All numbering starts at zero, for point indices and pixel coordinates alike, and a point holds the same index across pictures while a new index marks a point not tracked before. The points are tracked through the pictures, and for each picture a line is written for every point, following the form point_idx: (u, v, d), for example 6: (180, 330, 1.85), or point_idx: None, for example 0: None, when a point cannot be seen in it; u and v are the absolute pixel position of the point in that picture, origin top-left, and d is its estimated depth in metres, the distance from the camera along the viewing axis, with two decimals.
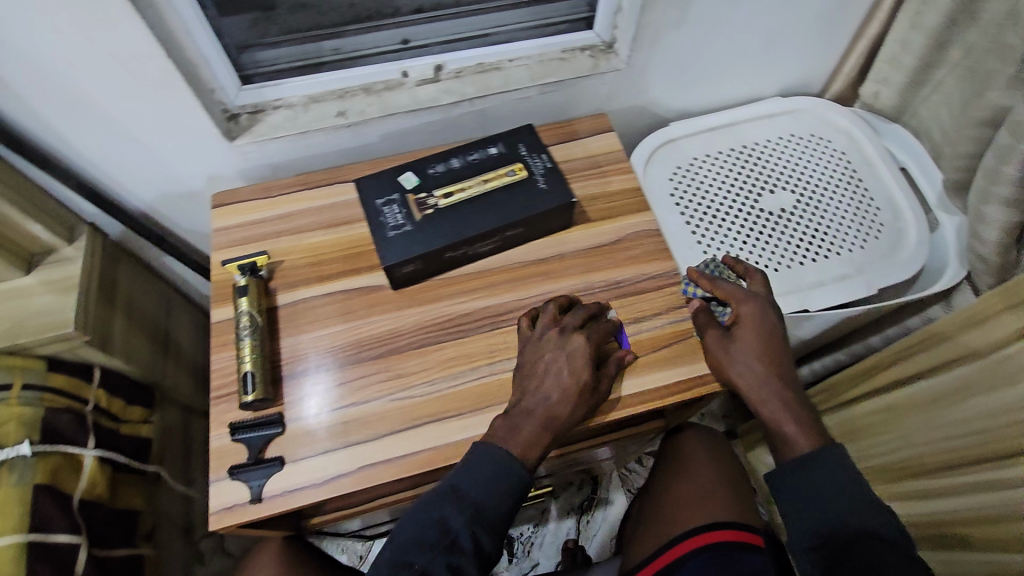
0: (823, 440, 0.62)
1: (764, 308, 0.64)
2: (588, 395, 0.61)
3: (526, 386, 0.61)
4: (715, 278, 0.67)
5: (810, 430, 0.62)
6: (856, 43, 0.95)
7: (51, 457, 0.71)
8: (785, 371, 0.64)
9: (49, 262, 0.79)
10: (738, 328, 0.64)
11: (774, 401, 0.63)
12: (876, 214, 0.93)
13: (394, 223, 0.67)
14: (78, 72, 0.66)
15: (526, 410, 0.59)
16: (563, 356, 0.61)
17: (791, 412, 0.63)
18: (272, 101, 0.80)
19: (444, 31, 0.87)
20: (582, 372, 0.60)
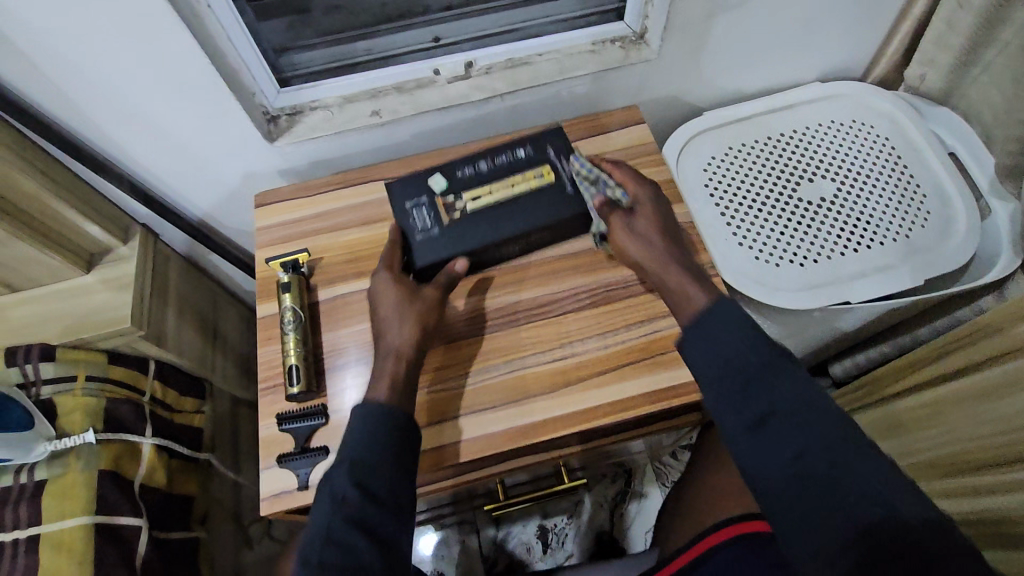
0: (717, 293, 0.60)
1: (643, 199, 0.68)
2: (426, 311, 0.63)
3: (381, 315, 0.63)
4: (616, 164, 0.71)
5: (705, 289, 0.61)
6: (900, 24, 0.92)
7: (113, 445, 0.77)
8: (681, 256, 0.64)
9: (107, 261, 0.83)
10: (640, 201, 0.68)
11: (673, 264, 0.63)
12: (922, 201, 0.90)
13: (423, 227, 0.69)
14: (127, 81, 0.69)
15: (382, 346, 0.62)
16: (382, 281, 0.65)
17: (680, 269, 0.63)
18: (309, 102, 0.81)
19: (474, 27, 0.87)
20: (398, 290, 0.64)
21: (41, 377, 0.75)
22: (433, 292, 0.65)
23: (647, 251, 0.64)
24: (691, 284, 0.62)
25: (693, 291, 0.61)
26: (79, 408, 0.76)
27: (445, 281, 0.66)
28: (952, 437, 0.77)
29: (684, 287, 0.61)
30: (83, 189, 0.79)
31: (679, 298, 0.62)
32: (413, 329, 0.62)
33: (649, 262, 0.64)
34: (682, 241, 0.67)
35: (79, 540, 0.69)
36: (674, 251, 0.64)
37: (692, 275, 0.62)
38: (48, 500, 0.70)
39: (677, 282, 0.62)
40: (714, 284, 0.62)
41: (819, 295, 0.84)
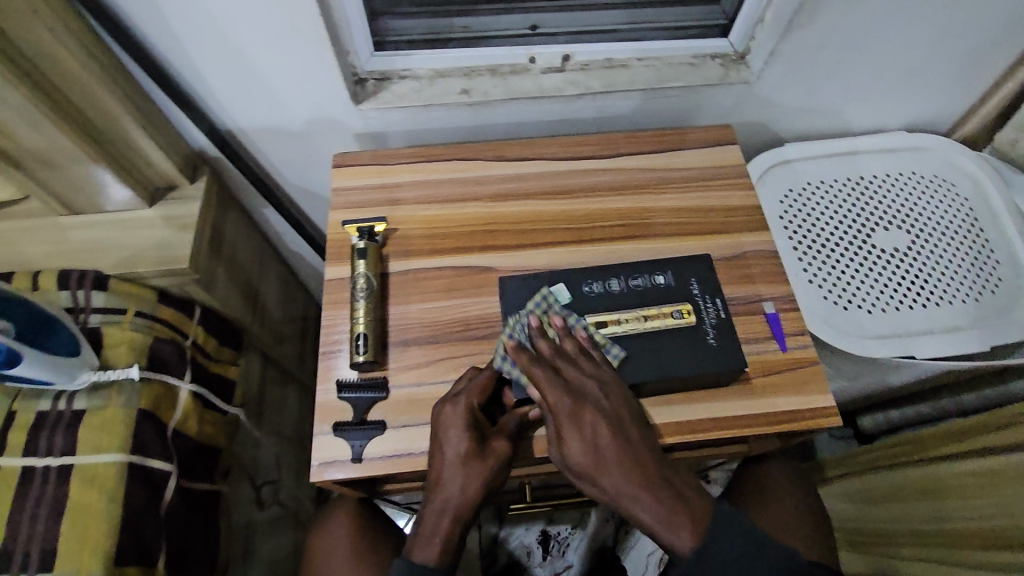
0: (696, 531, 0.54)
1: (600, 414, 0.56)
2: (493, 473, 0.57)
3: (441, 460, 0.56)
4: (548, 376, 0.57)
5: (682, 524, 0.54)
6: (1002, 84, 0.90)
7: (153, 385, 0.75)
8: (648, 473, 0.55)
9: (171, 197, 0.83)
10: (585, 411, 0.56)
11: (614, 473, 0.55)
12: (995, 267, 0.88)
13: (536, 345, 0.61)
14: (228, 22, 0.67)
15: (437, 500, 0.56)
16: (451, 424, 0.57)
17: (650, 502, 0.55)
18: (400, 70, 0.79)
19: (573, 21, 0.83)
20: (466, 441, 0.56)
21: (91, 305, 0.74)
22: (505, 447, 0.57)
23: (600, 479, 0.55)
24: (677, 528, 0.54)
25: (682, 537, 0.54)
26: (125, 342, 0.75)
27: (513, 429, 0.59)
28: (1000, 510, 0.75)
29: (670, 538, 0.54)
30: (161, 121, 0.78)
31: (662, 544, 0.56)
32: (476, 490, 0.56)
33: (607, 492, 0.56)
34: (631, 436, 0.56)
35: (112, 476, 0.68)
36: (630, 471, 0.55)
37: (673, 511, 0.55)
38: (86, 432, 0.69)
39: (649, 513, 0.55)
40: (700, 517, 0.55)
41: (884, 345, 0.82)
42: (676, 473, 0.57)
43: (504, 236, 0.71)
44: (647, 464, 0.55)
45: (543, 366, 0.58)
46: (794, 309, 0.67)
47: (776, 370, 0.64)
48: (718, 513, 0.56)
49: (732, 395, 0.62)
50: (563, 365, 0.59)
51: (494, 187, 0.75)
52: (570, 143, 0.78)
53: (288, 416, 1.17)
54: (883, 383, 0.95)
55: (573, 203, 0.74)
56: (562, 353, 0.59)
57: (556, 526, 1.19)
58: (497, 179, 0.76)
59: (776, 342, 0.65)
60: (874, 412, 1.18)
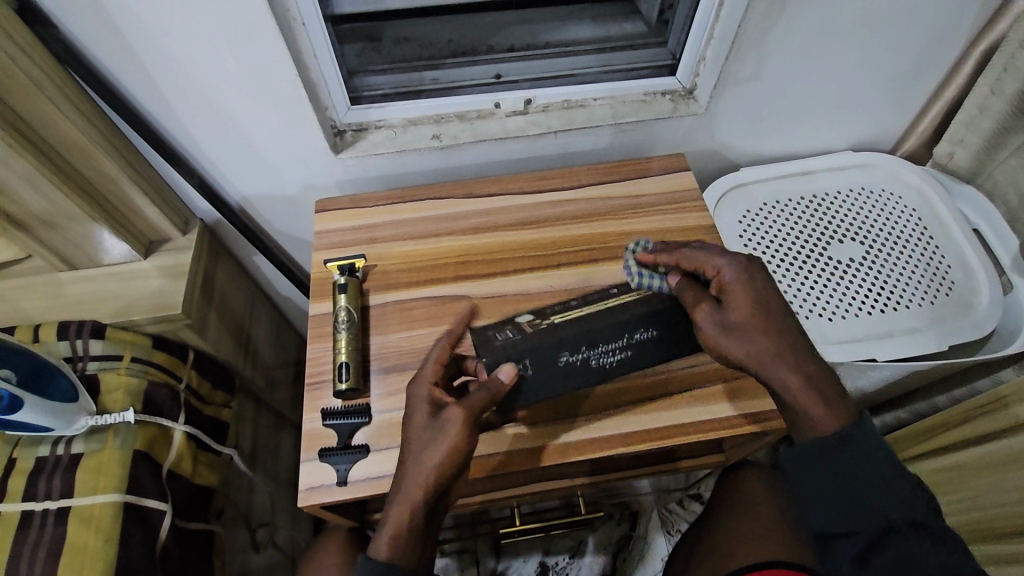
0: (845, 416, 0.58)
1: (758, 287, 0.60)
2: (451, 443, 0.56)
3: (406, 436, 0.58)
4: (683, 257, 0.63)
5: (830, 405, 0.58)
6: (932, 104, 0.98)
7: (149, 427, 0.79)
8: (802, 351, 0.59)
9: (166, 248, 0.88)
10: (751, 279, 0.60)
11: (740, 348, 0.58)
12: (947, 271, 0.93)
13: (498, 334, 0.63)
14: (213, 84, 0.73)
15: (399, 475, 0.57)
16: (413, 410, 0.59)
17: (798, 372, 0.58)
18: (375, 121, 0.86)
19: (534, 68, 0.89)
20: (425, 413, 0.58)
21: (88, 353, 0.78)
22: (462, 423, 0.57)
23: (774, 368, 0.58)
24: (825, 407, 0.58)
25: (823, 412, 0.58)
26: (122, 386, 0.79)
27: (478, 402, 0.58)
28: (973, 503, 0.77)
29: (809, 409, 0.58)
30: (155, 179, 0.83)
31: (801, 424, 0.59)
32: (435, 460, 0.56)
33: (785, 388, 0.58)
34: (773, 293, 0.60)
35: (108, 516, 0.71)
36: (773, 346, 0.58)
37: (819, 391, 0.58)
38: (83, 474, 0.72)
39: (800, 389, 0.58)
40: (842, 408, 0.58)
41: (844, 349, 0.87)
42: (819, 357, 0.60)
43: (476, 266, 0.76)
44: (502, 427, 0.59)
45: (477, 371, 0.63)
46: None
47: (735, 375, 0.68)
48: (858, 414, 0.59)
49: (695, 403, 0.67)
50: (686, 255, 0.63)
51: (466, 222, 0.80)
52: (535, 178, 0.85)
53: (282, 459, 1.18)
54: (853, 388, 0.99)
55: (540, 232, 0.79)
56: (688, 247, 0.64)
57: (554, 557, 1.19)
58: (469, 215, 0.81)
59: None
60: None
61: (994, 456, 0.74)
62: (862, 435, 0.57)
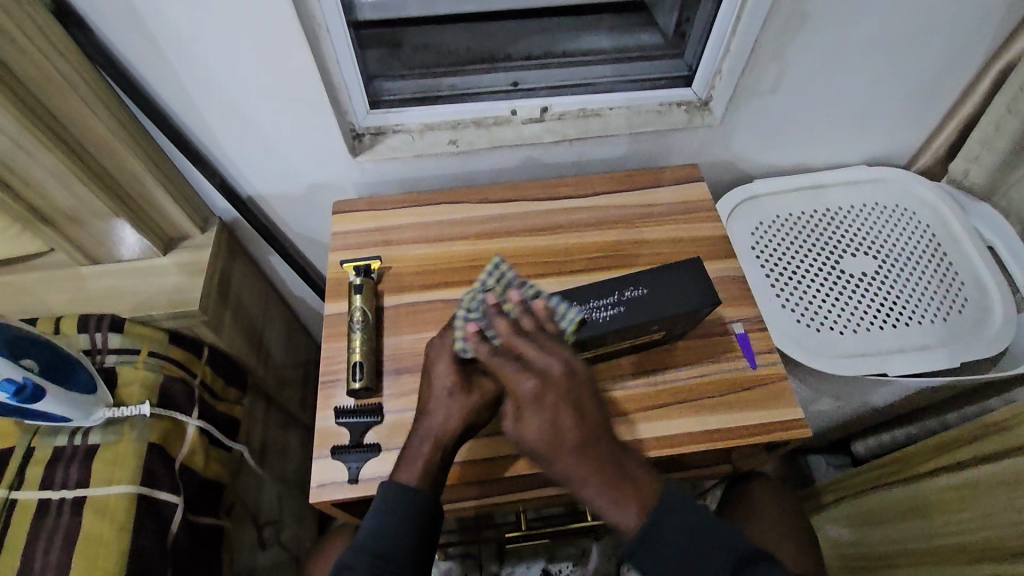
0: (652, 506, 0.53)
1: (542, 392, 0.53)
2: (477, 409, 0.60)
3: (430, 391, 0.61)
4: (512, 336, 0.55)
5: (630, 503, 0.53)
6: (948, 120, 0.98)
7: (164, 421, 0.80)
8: (586, 464, 0.53)
9: (186, 245, 0.90)
10: (546, 393, 0.53)
11: (581, 484, 0.54)
12: (960, 288, 0.93)
13: None
14: (238, 87, 0.75)
15: (422, 426, 0.60)
16: (442, 355, 0.62)
17: (603, 484, 0.53)
18: (393, 125, 0.87)
19: (550, 77, 0.91)
20: (454, 375, 0.60)
21: (107, 346, 0.80)
22: (493, 387, 0.61)
23: (579, 487, 0.54)
24: (624, 506, 0.53)
25: (629, 517, 0.53)
26: (138, 380, 0.80)
27: (510, 379, 0.62)
28: (983, 522, 0.77)
29: (614, 514, 0.54)
30: (177, 177, 0.85)
31: (613, 525, 0.55)
32: (459, 420, 0.59)
33: (573, 479, 0.54)
34: (582, 435, 0.53)
35: (122, 506, 0.72)
36: (583, 469, 0.54)
37: (621, 490, 0.53)
38: (98, 465, 0.73)
39: (601, 492, 0.53)
40: (648, 499, 0.54)
41: (855, 363, 0.87)
42: (626, 458, 0.55)
43: None
44: (587, 438, 0.54)
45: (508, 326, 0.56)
46: (761, 330, 0.72)
47: (745, 386, 0.69)
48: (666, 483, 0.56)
49: (705, 413, 0.67)
50: (522, 341, 0.55)
51: (481, 227, 0.81)
52: (550, 185, 0.86)
53: (290, 457, 1.19)
54: (863, 403, 0.99)
55: (554, 238, 0.80)
56: (523, 327, 0.57)
57: (558, 564, 1.19)
58: (484, 220, 0.82)
59: (746, 361, 0.70)
60: (865, 437, 1.20)
61: (1006, 475, 0.73)
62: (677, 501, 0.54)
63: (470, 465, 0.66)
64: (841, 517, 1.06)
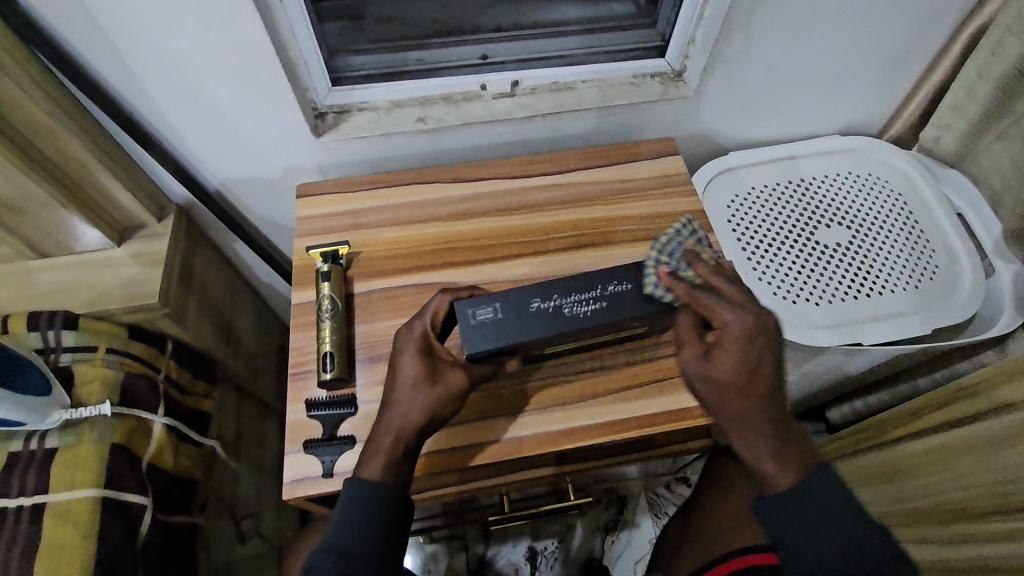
0: (801, 473, 0.56)
1: (758, 328, 0.59)
2: (441, 401, 0.59)
3: (395, 383, 0.60)
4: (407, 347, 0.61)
5: (788, 466, 0.57)
6: (920, 87, 0.97)
7: (126, 420, 0.77)
8: (755, 402, 0.58)
9: (141, 235, 0.85)
10: (757, 333, 0.59)
11: (749, 431, 0.58)
12: (932, 255, 0.94)
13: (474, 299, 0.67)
14: (186, 64, 0.70)
15: (384, 418, 0.58)
16: (408, 348, 0.61)
17: (769, 436, 0.57)
18: (358, 103, 0.83)
19: (521, 50, 0.87)
20: (419, 365, 0.60)
21: (62, 344, 0.75)
22: (458, 379, 0.60)
23: (749, 439, 0.58)
24: (786, 464, 0.57)
25: (783, 473, 0.56)
26: (97, 378, 0.77)
27: (477, 373, 0.61)
28: (953, 484, 0.78)
29: (771, 473, 0.57)
30: (128, 163, 0.80)
31: (760, 479, 0.58)
32: (422, 412, 0.58)
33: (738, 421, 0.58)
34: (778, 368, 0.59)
35: (85, 511, 0.69)
36: (760, 412, 0.58)
37: (784, 445, 0.57)
38: (57, 469, 0.70)
39: (767, 445, 0.57)
40: (804, 463, 0.57)
41: (831, 334, 0.87)
42: (785, 413, 0.59)
43: (464, 252, 0.75)
44: (755, 385, 0.58)
45: (687, 288, 0.61)
46: None
47: None
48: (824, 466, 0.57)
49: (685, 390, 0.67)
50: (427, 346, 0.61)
51: (454, 207, 0.79)
52: (523, 162, 0.83)
53: (267, 450, 1.17)
54: (838, 372, 1.00)
55: (529, 217, 0.78)
56: (436, 337, 0.62)
57: (543, 542, 1.20)
58: (455, 200, 0.79)
59: None
60: (840, 404, 1.22)
61: (975, 437, 0.75)
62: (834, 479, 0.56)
63: (450, 453, 0.65)
64: None
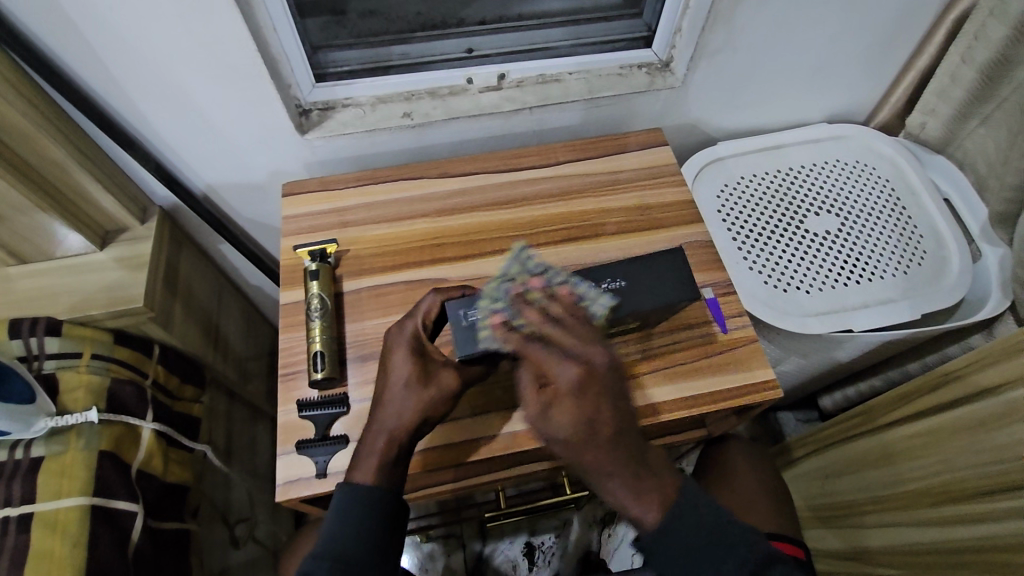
0: (657, 510, 0.54)
1: (600, 375, 0.53)
2: (434, 402, 0.58)
3: (386, 384, 0.59)
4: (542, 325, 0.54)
5: (645, 498, 0.54)
6: (905, 73, 0.98)
7: (114, 427, 0.76)
8: (618, 446, 0.54)
9: (124, 238, 0.84)
10: (590, 386, 0.53)
11: (615, 478, 0.54)
12: (919, 241, 0.94)
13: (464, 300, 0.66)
14: (163, 63, 0.69)
15: (376, 421, 0.58)
16: (400, 347, 0.60)
17: (625, 474, 0.54)
18: (342, 99, 0.82)
19: (507, 42, 0.86)
20: (410, 365, 0.59)
21: (45, 352, 0.74)
22: (449, 379, 0.59)
23: (647, 482, 0.55)
24: (645, 504, 0.54)
25: (650, 511, 0.54)
26: (82, 385, 0.75)
27: (468, 374, 0.60)
28: (944, 466, 0.79)
29: (634, 507, 0.54)
30: (108, 165, 0.78)
31: (627, 515, 0.56)
32: (414, 414, 0.57)
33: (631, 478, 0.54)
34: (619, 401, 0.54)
35: (74, 520, 0.68)
36: (614, 459, 0.54)
37: (644, 485, 0.55)
38: (43, 478, 0.69)
39: (622, 484, 0.54)
40: (666, 493, 0.55)
41: (821, 321, 0.88)
42: (641, 442, 0.56)
43: (453, 247, 0.74)
44: (622, 429, 0.54)
45: (519, 339, 0.54)
46: (730, 293, 0.72)
47: (718, 351, 0.68)
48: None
49: (679, 381, 0.67)
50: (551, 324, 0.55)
51: (442, 203, 0.78)
52: (511, 156, 0.82)
53: (260, 453, 1.15)
54: (829, 359, 1.01)
55: (518, 211, 0.77)
56: (552, 318, 0.55)
57: (540, 536, 1.20)
58: (444, 195, 0.79)
59: (716, 325, 0.70)
60: (831, 391, 1.23)
61: (965, 419, 0.76)
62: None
63: (444, 450, 0.64)
64: (810, 471, 1.09)
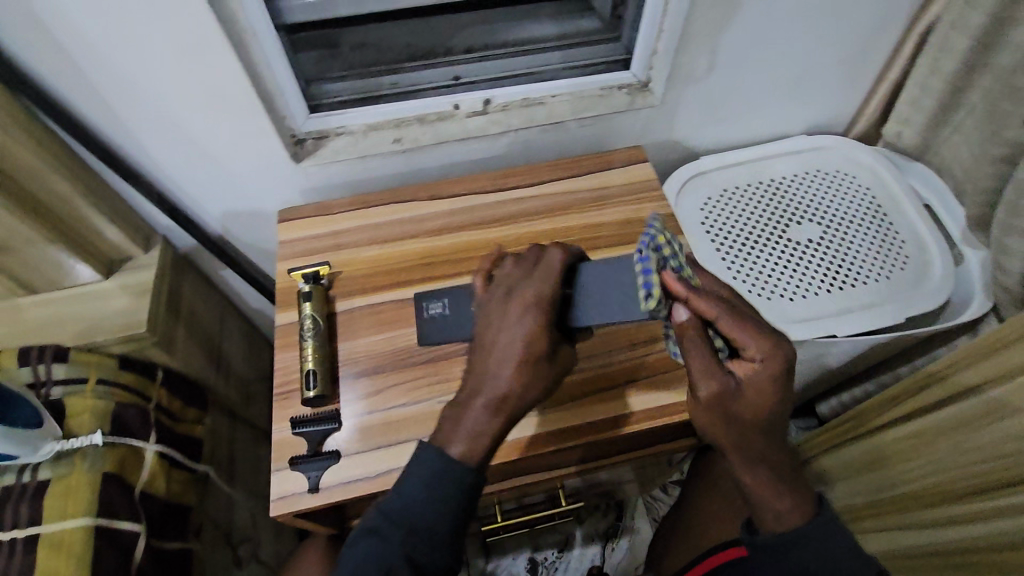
0: (808, 513, 0.63)
1: (773, 368, 0.57)
2: (539, 381, 0.58)
3: (499, 362, 0.57)
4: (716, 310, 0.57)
5: (796, 501, 0.63)
6: (878, 85, 1.01)
7: (118, 448, 0.78)
8: (769, 444, 0.60)
9: (128, 266, 0.87)
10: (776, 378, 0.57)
11: (760, 473, 0.62)
12: (902, 247, 0.96)
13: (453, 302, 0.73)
14: (162, 100, 0.73)
15: (493, 400, 0.56)
16: (522, 324, 0.57)
17: (769, 474, 0.62)
18: (335, 128, 0.85)
19: (492, 69, 0.90)
20: (539, 344, 0.57)
21: (51, 377, 0.78)
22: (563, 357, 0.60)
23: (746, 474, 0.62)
24: (789, 502, 0.63)
25: (777, 504, 0.63)
26: (87, 410, 0.79)
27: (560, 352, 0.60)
28: (934, 467, 0.80)
29: (774, 504, 0.63)
30: (111, 197, 0.82)
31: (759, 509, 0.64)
32: (525, 393, 0.57)
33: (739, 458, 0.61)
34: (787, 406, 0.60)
35: (78, 540, 0.70)
36: (767, 455, 0.61)
37: (787, 488, 0.63)
38: (50, 501, 0.71)
39: (762, 482, 0.62)
40: (804, 503, 0.63)
41: (806, 328, 0.89)
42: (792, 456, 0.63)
43: (442, 266, 0.77)
44: (760, 428, 0.59)
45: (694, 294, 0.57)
46: None
47: None
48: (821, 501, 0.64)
49: (662, 388, 0.68)
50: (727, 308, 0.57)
51: (431, 223, 0.81)
52: (497, 176, 0.85)
53: (263, 474, 1.17)
54: (819, 365, 1.02)
55: (505, 229, 0.80)
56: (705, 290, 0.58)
57: (543, 553, 1.20)
58: (433, 216, 0.82)
59: None
60: (827, 398, 1.24)
61: (950, 420, 0.77)
62: (823, 530, 0.62)
63: None
64: None
